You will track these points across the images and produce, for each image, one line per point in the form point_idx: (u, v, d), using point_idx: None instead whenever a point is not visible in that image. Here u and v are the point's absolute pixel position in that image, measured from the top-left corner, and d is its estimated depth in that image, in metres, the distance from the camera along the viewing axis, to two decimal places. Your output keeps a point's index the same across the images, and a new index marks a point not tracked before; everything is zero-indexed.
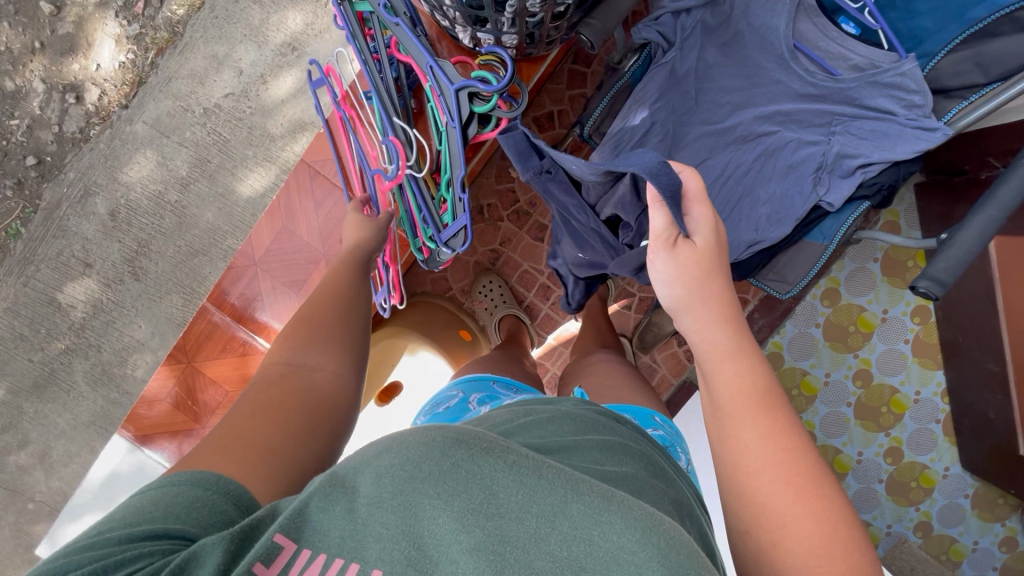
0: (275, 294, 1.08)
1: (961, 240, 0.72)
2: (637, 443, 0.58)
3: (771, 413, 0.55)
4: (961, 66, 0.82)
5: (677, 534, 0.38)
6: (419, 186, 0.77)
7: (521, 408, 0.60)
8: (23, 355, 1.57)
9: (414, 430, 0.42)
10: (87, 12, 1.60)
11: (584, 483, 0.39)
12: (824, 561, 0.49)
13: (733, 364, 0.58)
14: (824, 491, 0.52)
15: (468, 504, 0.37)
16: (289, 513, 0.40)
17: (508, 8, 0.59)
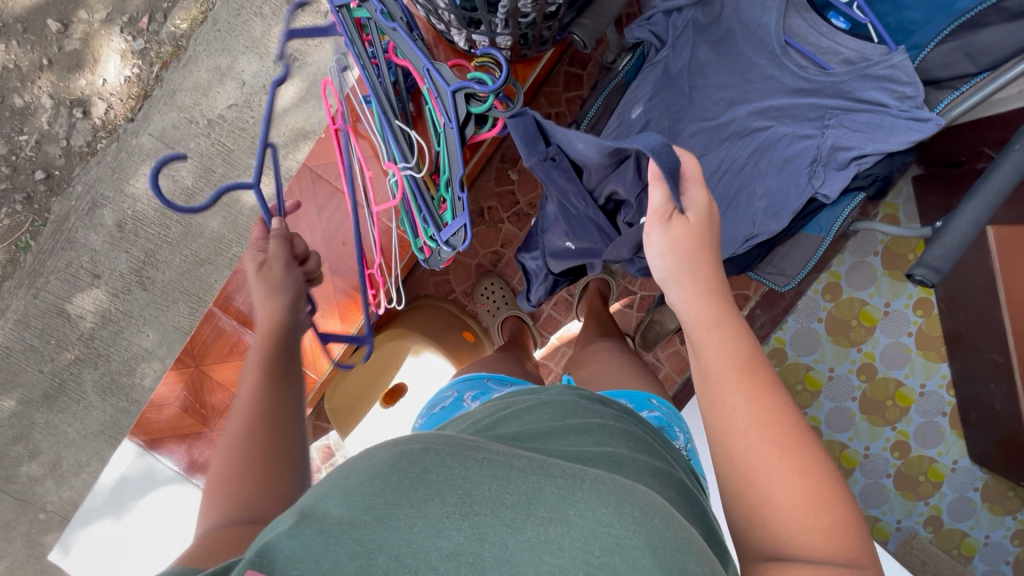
0: None
1: (956, 227, 0.72)
2: (619, 424, 0.59)
3: (754, 378, 0.58)
4: (950, 57, 0.83)
5: (647, 501, 0.41)
6: (417, 185, 0.77)
7: (501, 403, 0.63)
8: (33, 366, 1.59)
9: (381, 451, 0.43)
10: (93, 28, 1.64)
11: (554, 468, 0.41)
12: (810, 511, 0.51)
13: (716, 334, 0.61)
14: (805, 449, 0.55)
15: (443, 507, 0.37)
16: (256, 549, 0.37)
17: (501, 9, 0.61)
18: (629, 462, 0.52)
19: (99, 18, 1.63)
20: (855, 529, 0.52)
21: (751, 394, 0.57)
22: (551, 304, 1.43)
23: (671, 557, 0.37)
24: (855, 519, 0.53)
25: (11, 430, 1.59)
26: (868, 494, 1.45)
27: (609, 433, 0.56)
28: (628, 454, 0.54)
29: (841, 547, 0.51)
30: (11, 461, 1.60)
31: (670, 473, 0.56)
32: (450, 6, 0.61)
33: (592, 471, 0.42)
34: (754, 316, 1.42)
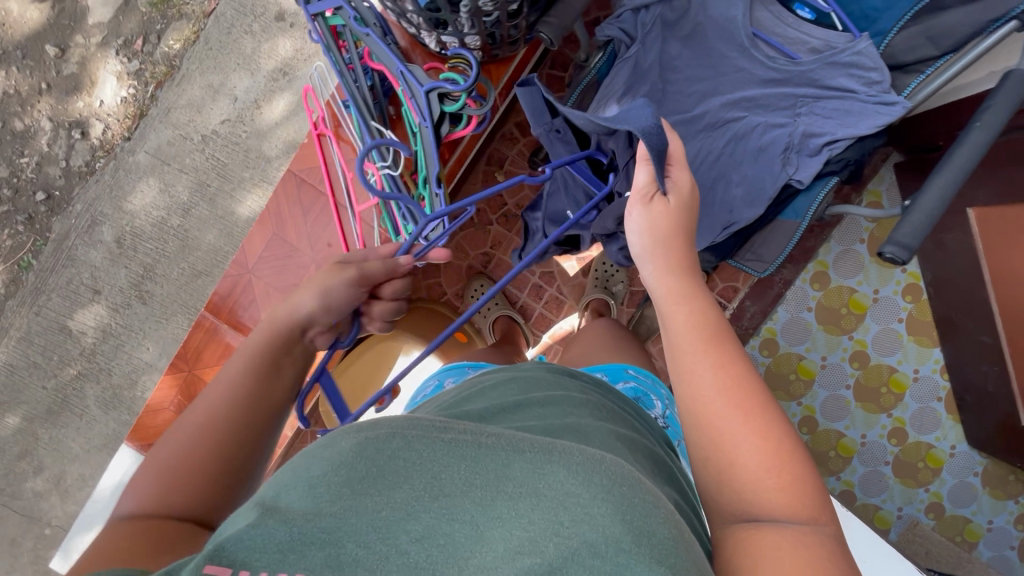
0: (268, 301, 1.03)
1: (924, 204, 0.74)
2: (583, 394, 0.64)
3: (720, 348, 0.62)
4: (914, 41, 0.85)
5: (618, 468, 0.41)
6: (395, 183, 0.79)
7: (472, 387, 0.65)
8: (37, 383, 1.62)
9: (345, 437, 0.43)
10: (90, 52, 1.69)
11: (524, 441, 0.42)
12: (770, 473, 0.54)
13: (685, 304, 0.66)
14: (767, 414, 0.58)
15: (412, 492, 0.39)
16: (213, 547, 0.36)
17: (464, 9, 0.63)
18: (598, 434, 0.55)
19: (95, 42, 1.69)
20: (816, 488, 0.55)
21: (717, 365, 0.60)
22: (543, 303, 1.44)
23: (639, 519, 0.38)
24: (814, 478, 0.56)
25: (16, 446, 1.62)
26: (867, 483, 1.44)
27: (578, 409, 0.60)
28: (592, 425, 0.57)
29: (805, 503, 0.53)
30: (17, 477, 1.63)
31: (636, 438, 0.61)
32: (418, 7, 0.64)
33: (563, 440, 0.42)
34: (744, 308, 1.42)
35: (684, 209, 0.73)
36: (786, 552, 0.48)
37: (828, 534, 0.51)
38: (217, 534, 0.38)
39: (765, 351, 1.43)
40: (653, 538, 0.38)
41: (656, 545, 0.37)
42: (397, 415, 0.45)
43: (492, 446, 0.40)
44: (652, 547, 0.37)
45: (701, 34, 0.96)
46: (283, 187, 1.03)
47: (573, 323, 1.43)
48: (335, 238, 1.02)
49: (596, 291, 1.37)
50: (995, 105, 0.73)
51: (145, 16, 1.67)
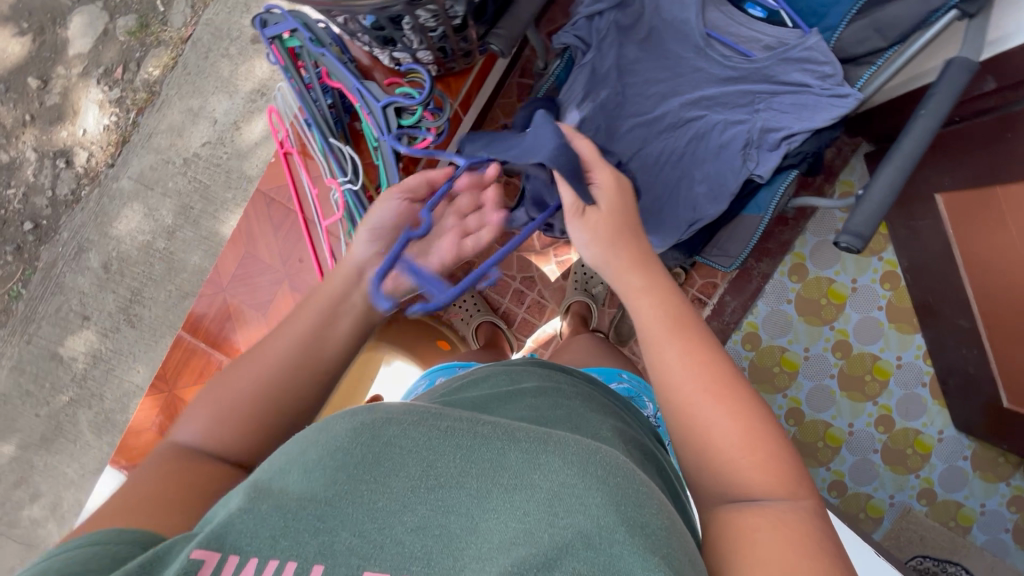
0: (241, 318, 1.05)
1: (874, 192, 0.76)
2: (574, 387, 0.68)
3: (684, 333, 0.65)
4: (863, 34, 0.86)
5: (611, 460, 0.47)
6: (359, 199, 0.83)
7: (465, 379, 0.70)
8: (31, 411, 1.63)
9: (341, 422, 0.49)
10: (72, 82, 1.72)
11: (519, 433, 0.48)
12: (748, 452, 0.58)
13: (649, 296, 0.69)
14: (740, 395, 0.61)
15: (409, 480, 0.44)
16: (210, 532, 0.42)
17: (407, 27, 0.65)
18: (588, 422, 0.61)
19: (76, 72, 1.72)
20: (790, 462, 0.59)
21: (689, 351, 0.64)
22: (525, 308, 1.46)
23: (633, 511, 0.43)
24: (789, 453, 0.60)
25: (13, 474, 1.64)
26: (857, 472, 1.44)
27: (569, 397, 0.65)
28: (584, 412, 0.63)
29: (780, 479, 0.57)
30: (14, 505, 1.64)
31: (625, 429, 0.65)
32: (363, 26, 0.65)
33: (557, 433, 0.48)
34: (725, 303, 1.44)
35: (620, 212, 0.76)
36: (766, 531, 0.52)
37: (807, 508, 0.55)
38: (218, 517, 0.43)
39: (747, 346, 1.44)
40: (645, 528, 0.43)
41: (649, 535, 0.42)
42: (391, 407, 0.51)
43: (486, 438, 0.46)
44: (644, 535, 0.42)
45: (657, 36, 0.97)
46: (253, 207, 1.06)
47: (555, 326, 1.44)
48: (306, 252, 1.04)
49: (576, 293, 1.38)
50: (938, 94, 0.75)
51: (124, 45, 1.70)
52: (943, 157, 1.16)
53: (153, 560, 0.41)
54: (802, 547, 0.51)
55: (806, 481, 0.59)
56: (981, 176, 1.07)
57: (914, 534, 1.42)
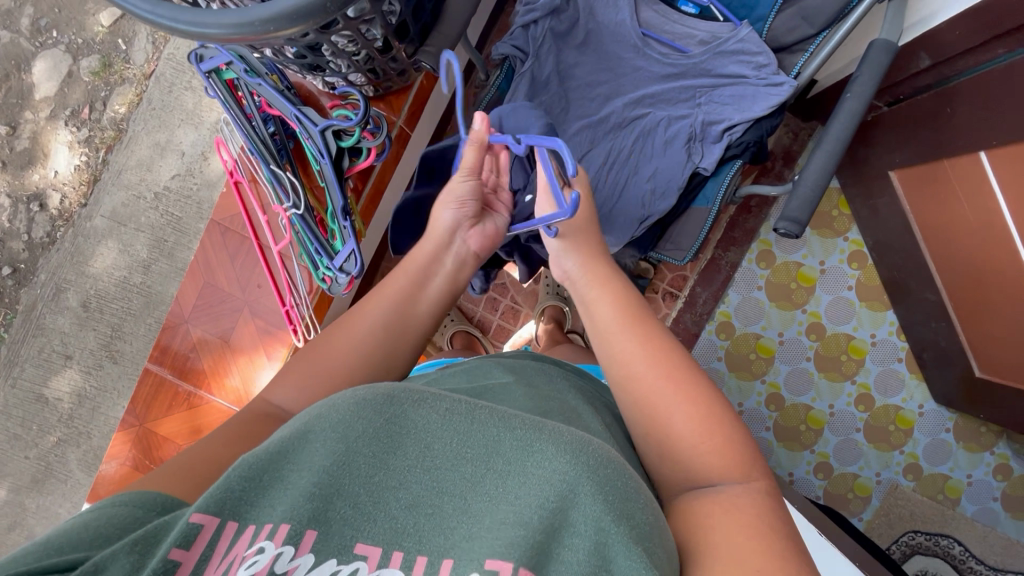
0: (203, 347, 1.06)
1: (807, 178, 0.77)
2: (566, 380, 0.70)
3: (637, 324, 0.66)
4: (792, 22, 0.89)
5: (604, 452, 0.45)
6: (307, 223, 0.85)
7: (463, 369, 0.69)
8: (20, 454, 1.63)
9: (344, 396, 0.49)
10: (40, 126, 1.74)
11: (515, 420, 0.46)
12: (703, 436, 0.57)
13: (598, 289, 0.71)
14: (694, 381, 0.60)
15: (406, 460, 0.44)
16: (210, 495, 0.42)
17: (327, 52, 0.67)
18: (579, 414, 0.60)
19: (44, 116, 1.74)
20: (745, 444, 0.57)
21: (640, 340, 0.64)
22: (499, 314, 1.46)
23: (621, 502, 0.43)
24: (744, 433, 0.58)
25: (6, 519, 1.64)
26: (841, 452, 1.44)
27: (563, 391, 0.65)
28: (575, 405, 0.62)
29: (734, 460, 0.56)
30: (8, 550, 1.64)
31: (617, 425, 0.65)
32: (289, 55, 0.68)
33: (553, 422, 0.47)
34: (696, 294, 1.45)
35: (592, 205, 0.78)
36: (717, 519, 0.50)
37: (761, 488, 0.54)
38: (220, 477, 0.43)
39: (722, 335, 1.45)
40: (631, 519, 0.43)
41: (634, 526, 0.42)
42: (397, 384, 0.51)
43: (484, 422, 0.45)
44: (630, 527, 0.42)
45: (595, 39, 0.99)
46: (210, 238, 1.08)
47: (530, 331, 1.45)
48: (264, 277, 1.05)
49: (548, 297, 1.39)
50: (861, 76, 0.77)
51: (90, 85, 1.73)
52: (893, 136, 1.18)
53: (157, 525, 0.42)
54: (755, 531, 0.48)
55: (763, 463, 0.57)
56: (929, 152, 1.09)
57: (904, 510, 1.42)
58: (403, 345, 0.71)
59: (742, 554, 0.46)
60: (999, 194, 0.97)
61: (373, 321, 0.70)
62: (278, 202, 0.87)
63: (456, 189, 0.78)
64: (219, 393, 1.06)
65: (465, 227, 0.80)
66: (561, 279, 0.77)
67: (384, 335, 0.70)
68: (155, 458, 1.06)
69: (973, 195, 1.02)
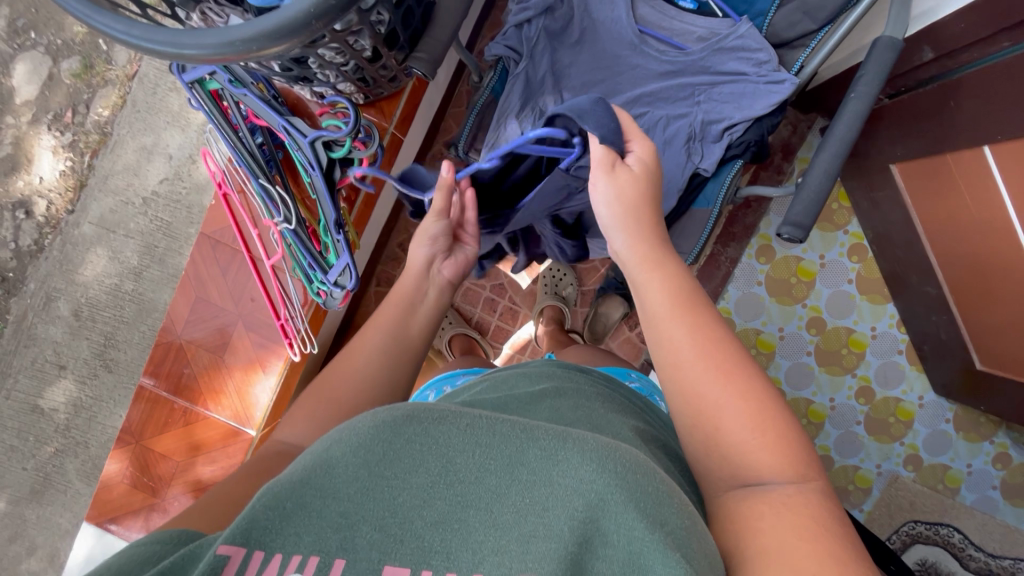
0: (197, 362, 1.05)
1: (810, 182, 0.75)
2: (594, 385, 0.65)
3: (692, 310, 0.63)
4: (792, 18, 0.87)
5: (632, 457, 0.44)
6: (299, 237, 0.84)
7: (498, 378, 0.67)
8: (17, 465, 1.62)
9: (361, 420, 0.47)
10: (22, 131, 1.70)
11: (537, 431, 0.45)
12: (755, 430, 0.54)
13: (651, 271, 0.67)
14: (749, 375, 0.58)
15: (429, 478, 0.43)
16: (235, 525, 0.41)
17: (314, 64, 0.64)
18: (609, 421, 0.57)
19: (26, 120, 1.70)
20: (800, 444, 0.55)
21: (686, 327, 0.61)
22: (497, 316, 1.45)
23: (653, 508, 0.41)
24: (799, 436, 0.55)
25: (7, 530, 1.63)
26: (842, 445, 1.44)
27: (591, 398, 0.61)
28: (604, 412, 0.59)
29: (789, 460, 0.53)
30: (11, 561, 1.63)
31: (650, 429, 0.61)
32: (274, 69, 0.65)
33: (577, 430, 0.45)
34: None
35: (648, 178, 0.73)
36: (772, 523, 0.47)
37: (817, 491, 0.51)
38: (247, 505, 0.42)
39: None
40: (666, 526, 0.41)
41: (669, 532, 0.40)
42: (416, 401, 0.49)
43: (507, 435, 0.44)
44: (666, 533, 0.40)
45: (590, 37, 0.96)
46: (199, 251, 1.06)
47: (529, 331, 1.44)
48: (257, 290, 1.03)
49: (547, 297, 1.37)
50: (866, 75, 0.75)
51: (71, 88, 1.68)
52: (894, 128, 1.16)
53: (185, 555, 0.41)
54: (809, 534, 0.46)
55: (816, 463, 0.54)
56: (931, 145, 1.07)
57: (904, 500, 1.42)
58: (393, 368, 0.71)
59: (794, 558, 0.44)
60: (1002, 189, 0.96)
61: (372, 346, 0.71)
62: (268, 215, 0.86)
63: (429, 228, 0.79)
64: (216, 408, 1.05)
65: (440, 261, 0.81)
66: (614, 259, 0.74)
67: (379, 355, 0.70)
68: (153, 475, 1.06)
69: (976, 189, 1.01)
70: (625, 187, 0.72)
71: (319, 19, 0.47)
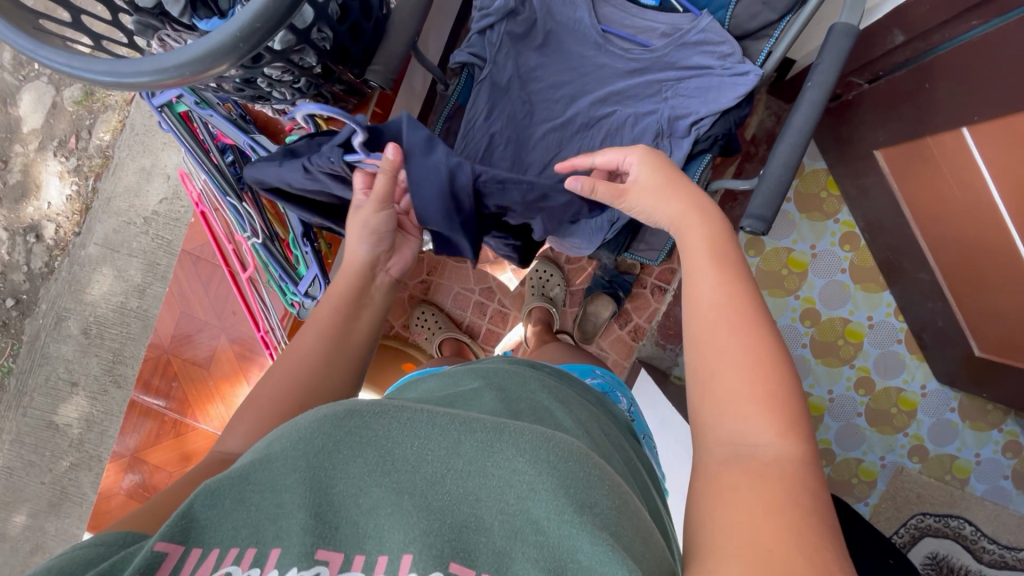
0: (186, 374, 1.10)
1: (770, 173, 0.75)
2: (540, 380, 0.63)
3: (737, 283, 0.56)
4: (753, 8, 0.87)
5: (569, 446, 0.42)
6: (270, 251, 0.90)
7: (449, 373, 0.65)
8: (36, 479, 1.68)
9: (305, 416, 0.45)
10: (30, 159, 1.77)
11: (476, 422, 0.43)
12: (751, 380, 0.49)
13: (699, 215, 0.63)
14: (761, 325, 0.53)
15: (366, 467, 0.40)
16: (174, 520, 0.37)
17: (264, 83, 0.67)
18: (551, 413, 0.56)
19: (33, 148, 1.77)
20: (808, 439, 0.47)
21: (727, 280, 0.56)
22: (487, 319, 1.46)
23: (583, 493, 0.39)
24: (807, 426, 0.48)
25: (27, 543, 1.69)
26: (843, 438, 1.41)
27: (535, 391, 0.59)
28: (547, 403, 0.57)
29: (780, 421, 0.47)
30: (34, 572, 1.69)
31: (594, 420, 0.61)
32: (230, 89, 0.68)
33: (515, 422, 0.44)
34: None
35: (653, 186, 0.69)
36: (745, 491, 0.42)
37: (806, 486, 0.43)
38: (185, 501, 0.39)
39: None
40: (595, 508, 0.39)
41: (598, 515, 0.38)
42: (360, 396, 0.47)
43: (445, 425, 0.42)
44: (593, 516, 0.38)
45: (555, 39, 0.96)
46: (180, 270, 1.10)
47: (519, 333, 1.44)
48: (238, 303, 1.10)
49: (535, 299, 1.37)
50: (822, 63, 0.74)
51: (74, 115, 1.74)
52: (875, 113, 1.14)
53: (117, 561, 0.37)
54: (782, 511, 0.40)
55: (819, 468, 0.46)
56: (911, 129, 1.05)
57: (911, 493, 1.39)
58: (332, 369, 0.67)
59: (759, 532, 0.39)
60: (985, 172, 0.94)
61: (313, 356, 0.66)
62: (240, 231, 0.91)
63: (371, 222, 0.74)
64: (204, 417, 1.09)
65: (384, 260, 0.77)
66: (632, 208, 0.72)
67: (321, 364, 0.66)
68: (148, 485, 1.10)
69: (959, 171, 0.99)
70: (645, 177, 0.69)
71: (246, 41, 0.49)
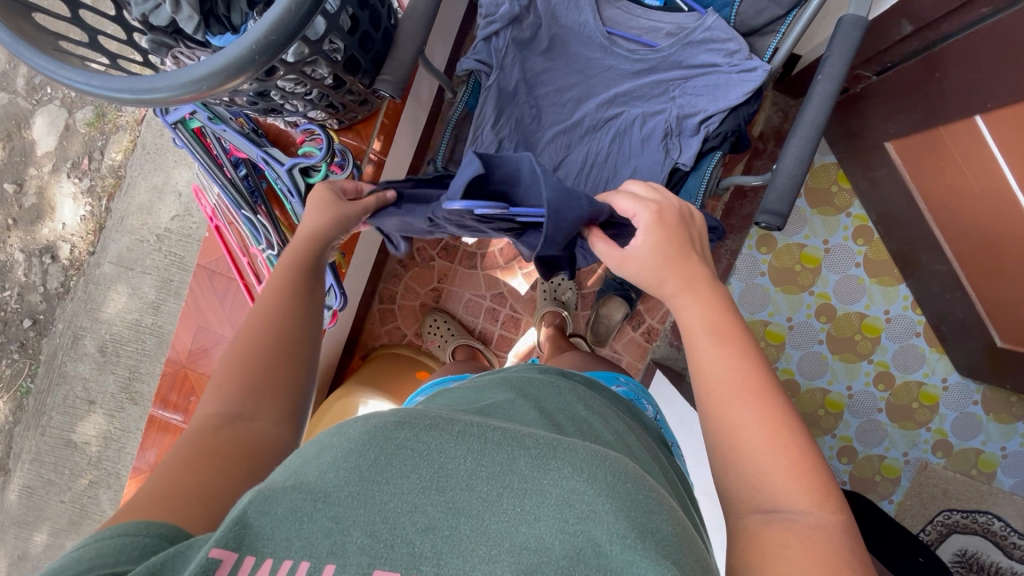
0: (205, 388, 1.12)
1: (784, 167, 0.74)
2: (575, 389, 0.63)
3: (733, 341, 0.57)
4: (759, 4, 0.87)
5: (622, 465, 0.42)
6: None
7: (479, 384, 0.63)
8: (56, 498, 1.70)
9: (355, 426, 0.45)
10: (45, 180, 1.80)
11: (529, 439, 0.43)
12: (775, 450, 0.50)
13: (689, 295, 0.61)
14: (772, 391, 0.53)
15: (419, 483, 0.40)
16: (228, 526, 0.37)
17: (279, 96, 0.69)
18: (590, 425, 0.55)
19: (47, 170, 1.80)
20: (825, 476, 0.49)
21: (732, 352, 0.56)
22: (500, 325, 1.46)
23: (643, 516, 0.39)
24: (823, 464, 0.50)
25: (49, 561, 1.70)
26: (864, 435, 1.39)
27: (572, 401, 0.59)
28: (585, 415, 0.57)
29: (810, 485, 0.48)
30: None
31: (629, 431, 0.60)
32: (244, 103, 0.69)
33: (568, 440, 0.44)
34: None
35: (667, 233, 0.64)
36: (794, 550, 0.43)
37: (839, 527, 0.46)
38: (238, 506, 0.38)
39: None
40: (656, 533, 0.38)
41: (660, 540, 0.37)
42: (410, 409, 0.47)
43: (499, 440, 0.41)
44: (656, 541, 0.37)
45: (561, 43, 0.96)
46: (196, 284, 1.12)
47: (532, 338, 1.44)
48: None
49: (547, 303, 1.36)
50: (832, 57, 0.74)
51: (86, 136, 1.77)
52: (884, 105, 1.13)
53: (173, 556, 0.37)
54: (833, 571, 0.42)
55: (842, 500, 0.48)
56: (923, 119, 1.04)
57: (936, 489, 1.36)
58: (298, 333, 0.65)
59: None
60: (1000, 158, 0.93)
61: (284, 312, 0.65)
62: (254, 243, 0.91)
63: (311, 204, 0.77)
64: None
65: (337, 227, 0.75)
66: (631, 270, 0.66)
67: (292, 320, 0.65)
68: None
69: (973, 160, 0.98)
70: (645, 246, 0.64)
71: (263, 54, 0.49)
